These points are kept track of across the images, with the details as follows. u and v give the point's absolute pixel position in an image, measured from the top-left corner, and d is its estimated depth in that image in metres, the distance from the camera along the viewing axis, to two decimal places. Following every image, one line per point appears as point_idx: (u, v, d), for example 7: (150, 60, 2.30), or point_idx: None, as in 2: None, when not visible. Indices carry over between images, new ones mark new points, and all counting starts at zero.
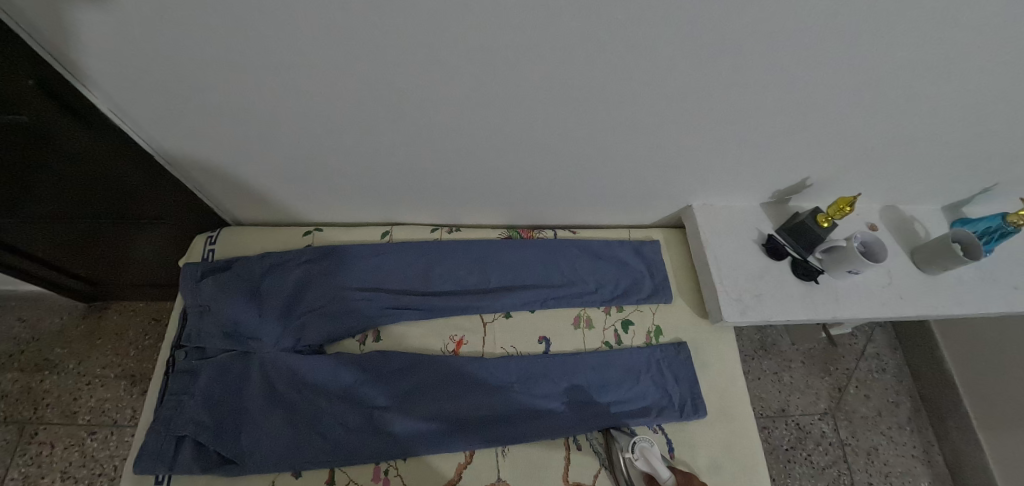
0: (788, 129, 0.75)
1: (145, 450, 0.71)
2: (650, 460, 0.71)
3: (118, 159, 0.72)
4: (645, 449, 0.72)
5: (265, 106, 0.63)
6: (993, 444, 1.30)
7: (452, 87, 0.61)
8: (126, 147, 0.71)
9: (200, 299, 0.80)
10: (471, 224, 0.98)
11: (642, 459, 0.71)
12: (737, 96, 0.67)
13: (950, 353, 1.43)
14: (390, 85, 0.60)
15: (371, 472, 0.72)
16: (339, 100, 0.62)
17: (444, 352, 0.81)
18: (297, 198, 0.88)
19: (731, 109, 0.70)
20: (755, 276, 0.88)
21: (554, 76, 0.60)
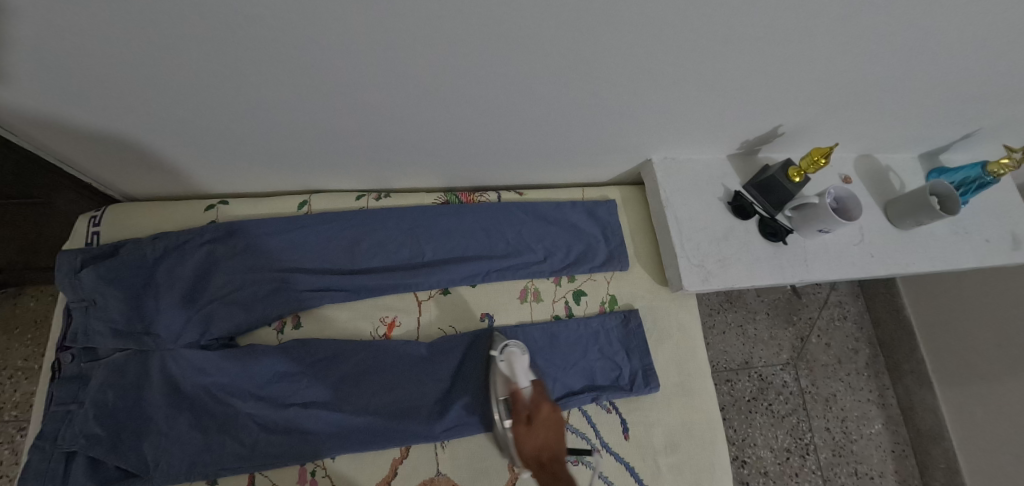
0: (759, 69, 0.64)
1: (28, 472, 0.63)
2: (515, 364, 0.64)
3: None
4: (513, 353, 0.65)
5: (95, 64, 0.49)
6: (945, 387, 1.33)
7: (334, 29, 0.47)
8: None
9: (81, 294, 0.69)
10: (406, 188, 0.86)
11: (506, 362, 0.65)
12: (699, 30, 0.54)
13: (909, 301, 1.44)
14: (248, 29, 0.46)
15: (297, 473, 0.65)
16: (189, 50, 0.48)
17: (374, 337, 0.72)
18: (188, 165, 0.73)
19: (691, 48, 0.58)
20: (718, 238, 0.81)
21: (464, 13, 0.47)
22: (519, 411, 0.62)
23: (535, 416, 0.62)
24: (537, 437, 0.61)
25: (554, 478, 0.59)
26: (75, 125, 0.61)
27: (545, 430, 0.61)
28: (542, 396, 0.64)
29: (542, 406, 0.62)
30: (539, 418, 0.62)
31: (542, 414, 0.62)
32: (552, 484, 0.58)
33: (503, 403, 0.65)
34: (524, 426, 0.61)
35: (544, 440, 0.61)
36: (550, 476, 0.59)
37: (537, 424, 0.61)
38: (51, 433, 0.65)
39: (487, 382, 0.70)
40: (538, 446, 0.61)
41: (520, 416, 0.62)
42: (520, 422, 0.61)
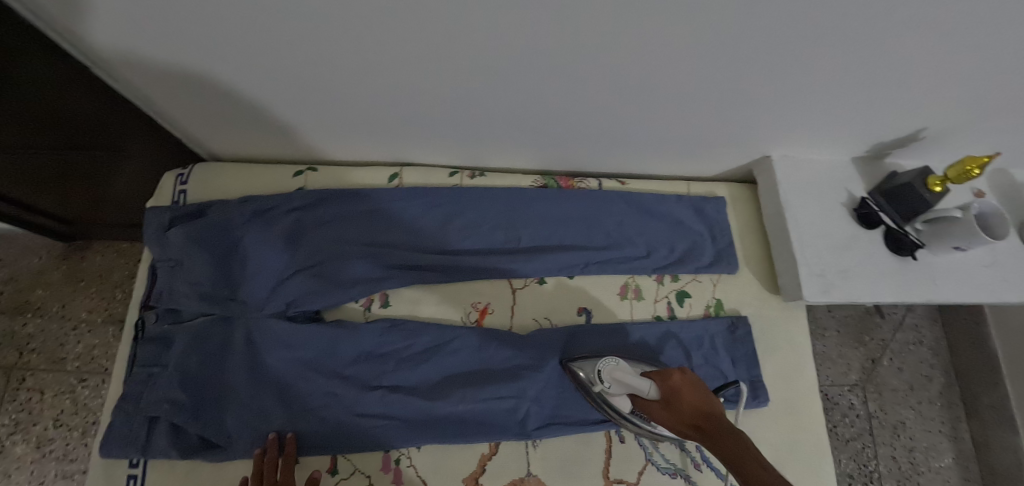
0: (937, 63, 0.55)
1: (113, 433, 0.61)
2: (624, 379, 0.59)
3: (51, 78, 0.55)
4: (615, 369, 0.60)
5: (224, 11, 0.45)
6: None
7: None
8: (60, 63, 0.53)
9: (170, 253, 0.67)
10: (498, 168, 0.81)
11: (614, 382, 0.60)
12: (897, 10, 0.46)
13: (996, 332, 1.24)
14: None
15: (380, 461, 0.62)
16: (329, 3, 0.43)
17: (466, 322, 0.68)
18: (285, 126, 0.70)
19: (874, 32, 0.50)
20: (840, 246, 0.73)
21: None
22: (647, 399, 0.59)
23: (665, 393, 0.58)
24: (680, 408, 0.57)
25: (718, 434, 0.54)
26: (184, 77, 0.58)
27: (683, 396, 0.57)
28: (664, 369, 0.60)
29: (669, 378, 0.59)
30: (673, 392, 0.58)
31: (674, 387, 0.58)
32: (721, 441, 0.53)
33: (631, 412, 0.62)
34: (658, 406, 0.58)
35: (691, 405, 0.57)
36: (713, 436, 0.54)
37: (674, 400, 0.57)
38: (134, 395, 0.63)
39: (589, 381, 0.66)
40: (691, 410, 0.56)
41: (654, 405, 0.58)
42: (655, 409, 0.58)
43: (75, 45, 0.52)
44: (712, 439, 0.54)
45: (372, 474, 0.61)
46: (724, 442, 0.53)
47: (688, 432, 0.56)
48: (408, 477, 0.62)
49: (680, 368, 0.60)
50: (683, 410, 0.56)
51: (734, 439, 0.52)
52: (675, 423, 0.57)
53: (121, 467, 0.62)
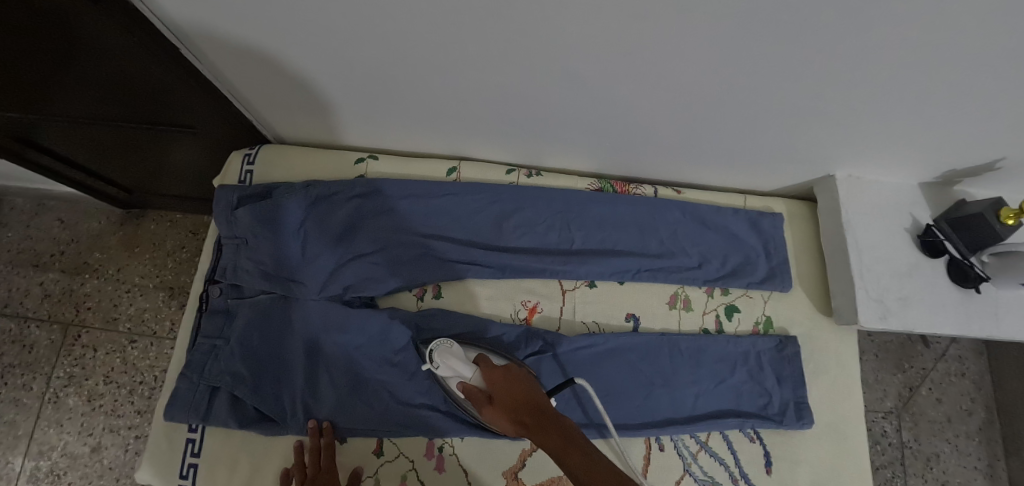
0: None
1: (177, 399, 0.65)
2: (452, 365, 0.58)
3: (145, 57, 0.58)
4: (443, 355, 0.58)
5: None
6: None
7: None
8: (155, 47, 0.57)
9: (236, 231, 0.70)
10: (553, 169, 0.82)
11: (445, 369, 0.58)
12: (997, 36, 0.44)
13: None
14: None
15: (423, 447, 0.64)
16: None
17: (515, 319, 0.69)
18: (352, 114, 0.72)
19: (969, 58, 0.48)
20: (901, 273, 0.71)
21: None
22: (477, 397, 0.57)
23: (494, 391, 0.57)
24: (506, 404, 0.56)
25: (542, 430, 0.54)
26: (265, 59, 0.60)
27: (508, 389, 0.57)
28: (488, 366, 0.59)
29: (494, 375, 0.57)
30: (496, 387, 0.57)
31: (497, 382, 0.57)
32: (544, 436, 0.53)
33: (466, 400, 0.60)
34: (490, 405, 0.56)
35: (519, 399, 0.56)
36: (537, 431, 0.54)
37: (499, 396, 0.56)
38: (197, 364, 0.66)
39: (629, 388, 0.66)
40: (515, 403, 0.56)
41: (477, 400, 0.57)
42: (485, 406, 0.56)
43: (160, 17, 0.53)
44: (540, 434, 0.54)
45: (416, 458, 0.64)
46: (547, 436, 0.53)
47: (516, 429, 0.55)
48: (450, 465, 0.64)
49: (513, 363, 0.60)
50: (510, 406, 0.56)
51: (557, 434, 0.53)
52: (501, 417, 0.56)
53: (182, 431, 0.66)
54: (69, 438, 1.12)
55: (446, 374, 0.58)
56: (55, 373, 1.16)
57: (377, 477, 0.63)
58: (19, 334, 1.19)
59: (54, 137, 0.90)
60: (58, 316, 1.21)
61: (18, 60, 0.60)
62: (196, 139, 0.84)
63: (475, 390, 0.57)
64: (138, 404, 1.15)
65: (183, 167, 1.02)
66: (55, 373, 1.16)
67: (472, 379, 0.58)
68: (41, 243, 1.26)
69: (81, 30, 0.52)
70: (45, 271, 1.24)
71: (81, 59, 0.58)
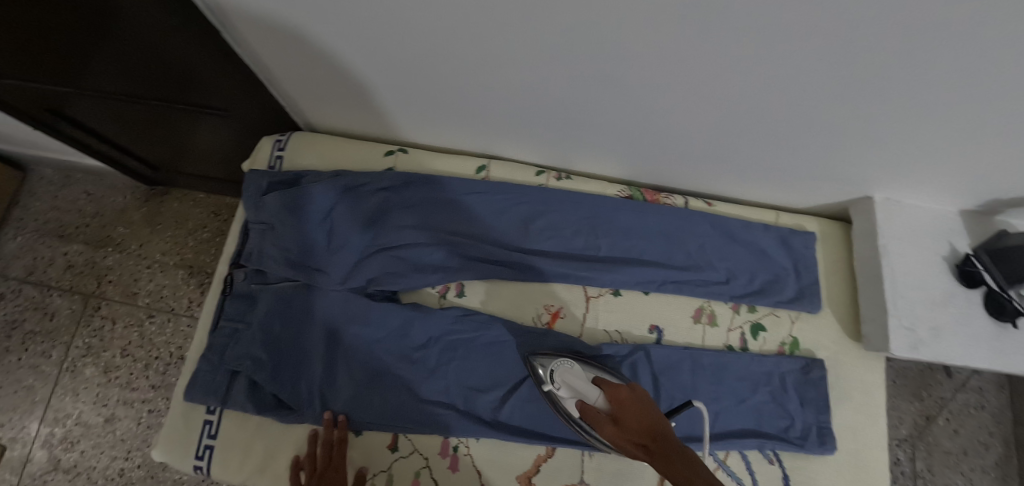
0: None
1: (198, 380, 0.65)
2: (569, 380, 0.59)
3: (188, 40, 0.58)
4: (563, 374, 0.59)
5: None
6: None
7: None
8: (199, 27, 0.57)
9: (264, 216, 0.70)
10: (581, 173, 0.81)
11: (562, 384, 0.59)
12: None
13: None
14: None
15: (438, 445, 0.64)
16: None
17: (537, 323, 0.68)
18: (385, 106, 0.72)
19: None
20: (935, 302, 0.69)
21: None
22: (595, 415, 0.53)
23: (616, 409, 0.53)
24: (629, 425, 0.51)
25: (664, 458, 0.48)
26: (304, 45, 0.60)
27: (631, 409, 0.52)
28: (610, 385, 0.56)
29: (617, 394, 0.53)
30: (617, 406, 0.53)
31: (618, 401, 0.53)
32: (666, 465, 0.47)
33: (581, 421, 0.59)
34: (611, 424, 0.52)
35: (641, 420, 0.51)
36: (660, 458, 0.48)
37: (622, 415, 0.52)
38: (219, 347, 0.67)
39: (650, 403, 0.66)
40: (637, 425, 0.51)
41: (596, 418, 0.53)
42: (604, 424, 0.52)
43: None
44: (662, 461, 0.48)
45: (430, 456, 0.63)
46: (669, 467, 0.47)
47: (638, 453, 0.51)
48: (464, 465, 0.63)
49: (636, 385, 0.55)
50: (633, 427, 0.51)
51: (684, 464, 0.47)
52: (622, 440, 0.51)
53: (200, 412, 0.66)
54: (84, 407, 1.14)
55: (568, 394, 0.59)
56: (73, 343, 1.18)
57: (390, 472, 0.63)
58: (42, 302, 1.21)
59: (87, 111, 0.92)
60: (79, 287, 1.23)
61: (64, 33, 0.60)
62: (227, 123, 0.84)
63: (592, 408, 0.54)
64: (152, 379, 1.16)
65: (211, 148, 1.02)
66: (73, 343, 1.18)
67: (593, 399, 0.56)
68: (67, 214, 1.29)
69: (128, 8, 0.52)
70: (69, 242, 1.27)
71: (124, 36, 0.59)
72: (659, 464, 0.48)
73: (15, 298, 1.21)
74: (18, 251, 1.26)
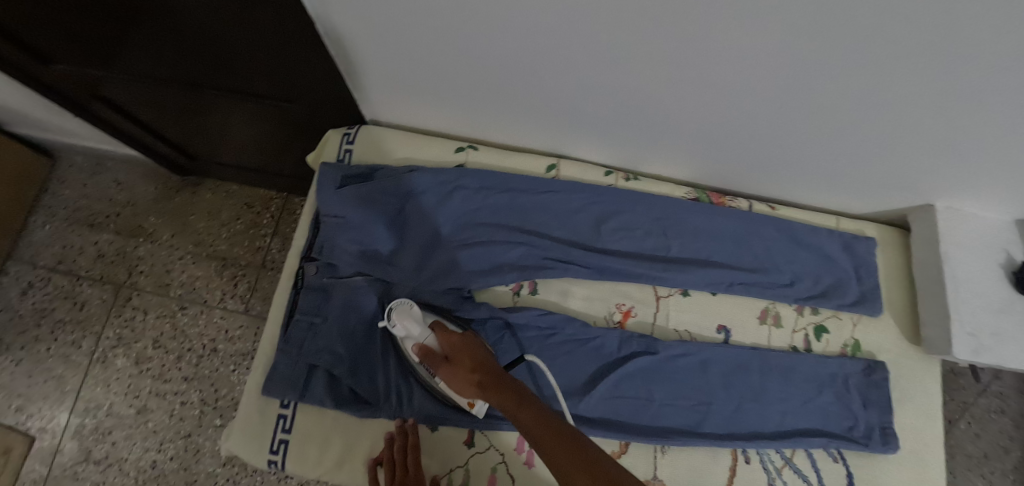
0: None
1: (275, 374, 0.66)
2: (406, 323, 0.63)
3: (281, 43, 0.59)
4: (398, 317, 0.63)
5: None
6: None
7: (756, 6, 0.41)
8: (299, 34, 0.57)
9: (339, 210, 0.70)
10: (645, 173, 0.82)
11: (398, 327, 0.63)
12: None
13: None
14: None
15: (514, 441, 0.65)
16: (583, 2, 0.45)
17: (609, 321, 0.70)
18: (460, 104, 0.72)
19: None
20: (996, 309, 0.70)
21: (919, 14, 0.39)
22: (434, 357, 0.61)
23: (452, 352, 0.62)
24: (462, 368, 0.60)
25: (494, 387, 0.57)
26: (401, 46, 0.60)
27: (465, 353, 0.61)
28: (447, 332, 0.63)
29: (449, 339, 0.62)
30: (452, 349, 0.62)
31: (453, 344, 0.62)
32: (495, 391, 0.57)
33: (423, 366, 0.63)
34: (446, 365, 0.61)
35: (471, 360, 0.60)
36: (490, 389, 0.57)
37: (456, 357, 0.61)
38: (295, 340, 0.67)
39: (719, 402, 0.67)
40: (473, 365, 0.60)
41: (435, 362, 0.61)
42: (441, 364, 0.61)
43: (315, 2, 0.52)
44: (491, 390, 0.57)
45: (506, 451, 0.64)
46: (497, 393, 0.57)
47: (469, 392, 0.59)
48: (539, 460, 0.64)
49: (469, 331, 0.64)
50: (464, 364, 0.60)
51: (510, 391, 0.56)
52: (458, 379, 0.60)
53: (274, 405, 0.67)
54: (116, 398, 1.13)
55: (402, 335, 0.63)
56: (105, 333, 1.17)
57: (467, 467, 0.64)
58: (72, 291, 1.20)
59: (138, 99, 0.91)
60: (110, 277, 1.22)
61: (150, 21, 0.60)
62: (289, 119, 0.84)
63: (431, 351, 0.62)
64: (185, 370, 1.15)
65: (259, 139, 1.02)
66: (105, 333, 1.17)
67: (427, 341, 0.63)
68: (98, 203, 1.27)
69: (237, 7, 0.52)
70: (100, 232, 1.25)
71: (215, 31, 0.59)
72: (489, 393, 0.57)
73: (45, 287, 1.20)
74: (47, 240, 1.24)
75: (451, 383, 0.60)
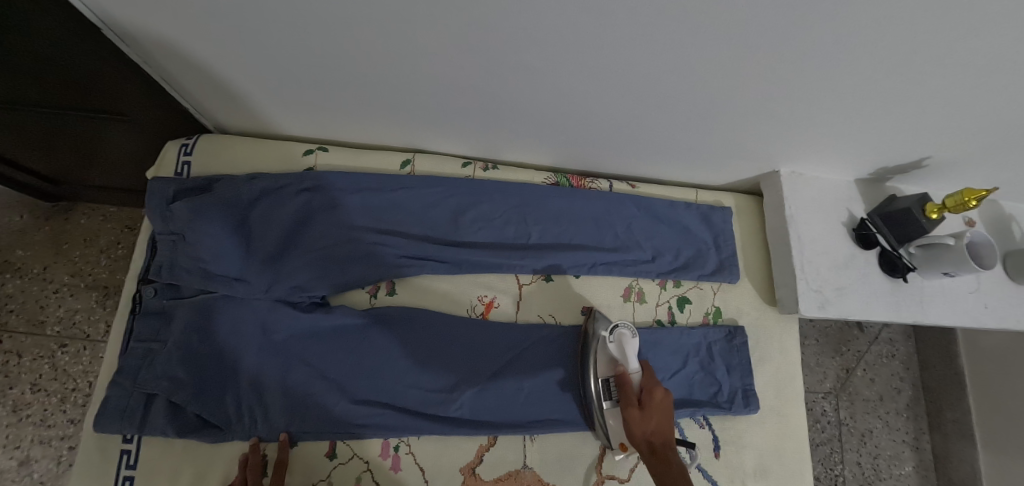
0: (943, 98, 0.57)
1: (107, 407, 0.60)
2: (626, 347, 0.64)
3: (76, 46, 0.54)
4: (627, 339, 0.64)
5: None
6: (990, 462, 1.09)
7: None
8: (90, 35, 0.52)
9: (173, 228, 0.64)
10: (511, 162, 0.81)
11: (617, 343, 0.65)
12: (910, 42, 0.47)
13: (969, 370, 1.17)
14: None
15: (379, 447, 0.63)
16: None
17: (472, 313, 0.70)
18: (302, 108, 0.68)
19: (916, 57, 0.50)
20: (839, 264, 0.75)
21: None
22: (632, 395, 0.61)
23: (650, 400, 0.61)
24: (651, 423, 0.59)
25: (667, 461, 0.56)
26: (216, 56, 0.56)
27: (657, 413, 0.60)
28: (651, 380, 0.63)
29: (654, 391, 0.61)
30: (651, 402, 0.61)
31: (653, 396, 0.61)
32: (664, 469, 0.56)
33: (603, 381, 0.64)
34: (638, 410, 0.60)
35: (655, 424, 0.60)
36: (660, 461, 0.56)
37: (651, 409, 0.60)
38: (132, 370, 0.62)
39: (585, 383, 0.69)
40: (656, 429, 0.59)
41: (631, 398, 0.61)
42: (631, 404, 0.60)
43: (87, 3, 0.47)
44: (657, 463, 0.56)
45: (370, 458, 0.63)
46: (663, 472, 0.55)
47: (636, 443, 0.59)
48: (406, 464, 0.63)
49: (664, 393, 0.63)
50: (651, 422, 0.59)
51: (679, 474, 0.55)
52: (636, 429, 0.59)
53: (116, 442, 0.61)
54: None
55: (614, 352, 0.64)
56: None
57: (330, 480, 0.61)
58: None
59: None
60: None
61: None
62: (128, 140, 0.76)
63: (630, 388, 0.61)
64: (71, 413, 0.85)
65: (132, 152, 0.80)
66: None
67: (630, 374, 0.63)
68: None
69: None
70: None
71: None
72: (655, 464, 0.56)
73: None
74: None
75: (629, 422, 0.59)
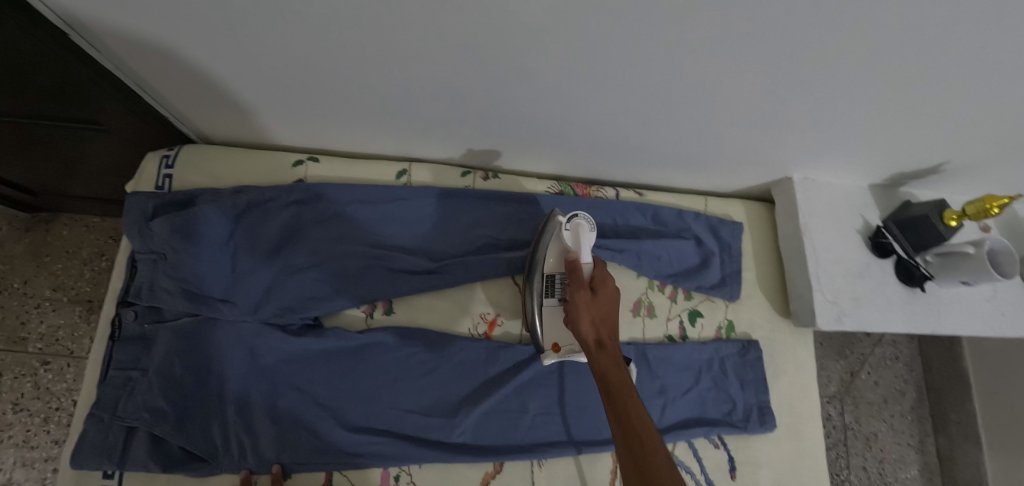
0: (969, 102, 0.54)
1: (85, 442, 0.56)
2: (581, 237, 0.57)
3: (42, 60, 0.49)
4: (584, 225, 0.58)
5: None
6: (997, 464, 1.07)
7: None
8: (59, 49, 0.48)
9: (152, 246, 0.59)
10: (512, 171, 0.78)
11: (572, 231, 0.57)
12: (945, 45, 0.44)
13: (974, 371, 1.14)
14: None
15: (378, 477, 0.60)
16: None
17: (473, 333, 0.67)
18: (292, 117, 0.64)
19: (947, 60, 0.47)
20: (854, 274, 0.72)
21: None
22: (583, 279, 0.53)
23: (601, 288, 0.52)
24: (599, 311, 0.50)
25: (612, 354, 0.47)
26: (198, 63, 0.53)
27: (609, 305, 0.51)
28: (606, 271, 0.55)
29: (607, 281, 0.53)
30: (603, 292, 0.52)
31: (607, 285, 0.52)
32: (609, 361, 0.46)
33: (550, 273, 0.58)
34: (588, 295, 0.51)
35: (604, 314, 0.51)
36: (607, 354, 0.47)
37: (601, 296, 0.51)
38: (111, 400, 0.57)
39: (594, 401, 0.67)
40: (603, 320, 0.50)
41: (581, 282, 0.52)
42: (581, 289, 0.51)
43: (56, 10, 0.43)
44: (600, 355, 0.47)
45: None
46: (607, 365, 0.46)
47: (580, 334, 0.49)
48: None
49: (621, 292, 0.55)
50: (601, 309, 0.50)
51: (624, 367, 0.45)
52: (582, 317, 0.49)
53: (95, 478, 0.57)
54: None
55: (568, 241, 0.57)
56: None
57: None
58: None
59: None
60: None
61: None
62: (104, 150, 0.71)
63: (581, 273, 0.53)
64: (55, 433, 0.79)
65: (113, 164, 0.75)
66: None
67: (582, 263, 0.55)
68: None
69: None
70: None
71: None
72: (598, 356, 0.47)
73: None
74: None
75: (576, 305, 0.50)
